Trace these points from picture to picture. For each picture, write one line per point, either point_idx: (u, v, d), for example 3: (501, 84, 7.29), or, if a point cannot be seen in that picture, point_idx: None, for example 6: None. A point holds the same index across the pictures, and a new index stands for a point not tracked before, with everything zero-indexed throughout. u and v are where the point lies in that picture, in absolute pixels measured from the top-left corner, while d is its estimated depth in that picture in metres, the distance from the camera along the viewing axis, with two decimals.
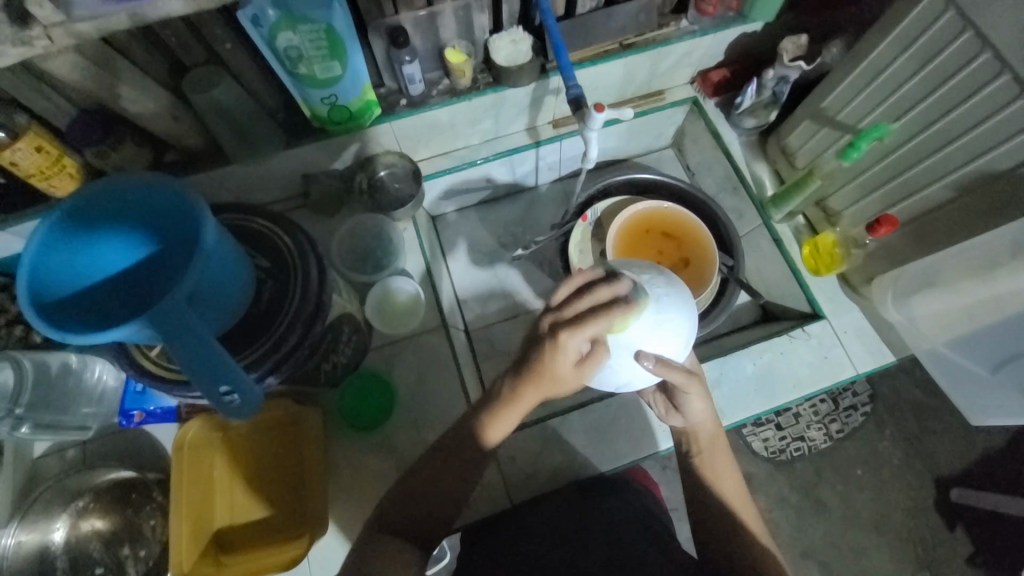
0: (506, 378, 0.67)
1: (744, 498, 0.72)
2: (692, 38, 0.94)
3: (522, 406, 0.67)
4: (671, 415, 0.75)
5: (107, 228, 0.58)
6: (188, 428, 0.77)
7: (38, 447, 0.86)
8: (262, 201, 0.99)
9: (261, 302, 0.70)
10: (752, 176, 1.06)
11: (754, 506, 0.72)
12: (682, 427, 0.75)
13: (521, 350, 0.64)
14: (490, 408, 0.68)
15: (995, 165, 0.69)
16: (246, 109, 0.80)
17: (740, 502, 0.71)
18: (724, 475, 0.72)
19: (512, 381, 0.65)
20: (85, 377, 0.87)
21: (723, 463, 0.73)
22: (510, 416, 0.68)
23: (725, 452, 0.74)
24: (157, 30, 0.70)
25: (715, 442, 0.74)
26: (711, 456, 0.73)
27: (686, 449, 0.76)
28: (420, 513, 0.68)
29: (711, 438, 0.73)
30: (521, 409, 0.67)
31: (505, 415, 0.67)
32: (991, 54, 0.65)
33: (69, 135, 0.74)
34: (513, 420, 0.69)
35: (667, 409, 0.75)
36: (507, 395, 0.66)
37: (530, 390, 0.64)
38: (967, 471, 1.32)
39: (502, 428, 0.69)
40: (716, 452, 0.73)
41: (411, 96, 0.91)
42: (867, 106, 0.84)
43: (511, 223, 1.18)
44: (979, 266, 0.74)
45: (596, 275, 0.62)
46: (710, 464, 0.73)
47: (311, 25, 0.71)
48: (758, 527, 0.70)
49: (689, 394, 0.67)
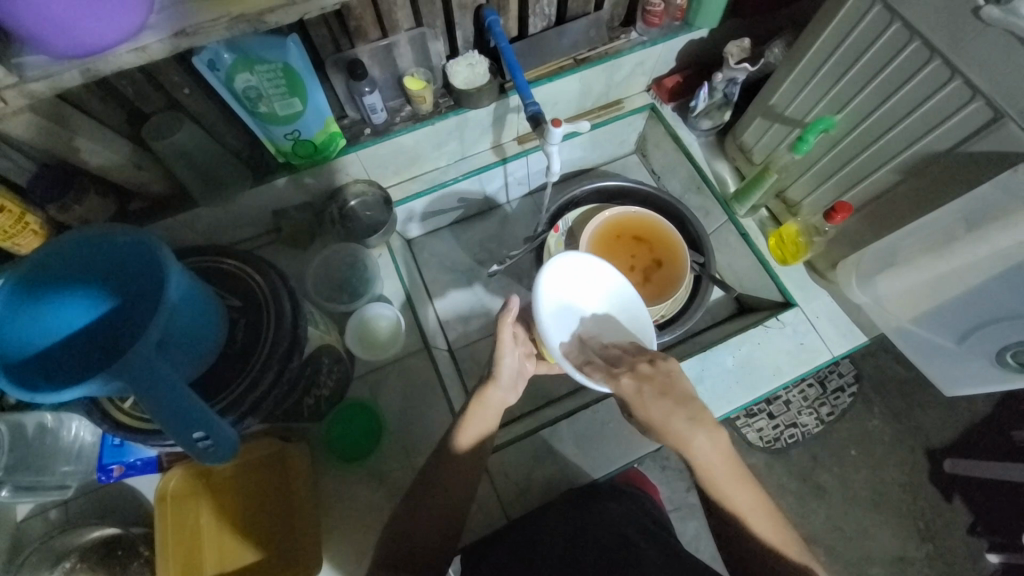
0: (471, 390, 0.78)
1: (760, 505, 0.67)
2: (642, 48, 0.98)
3: (487, 403, 0.76)
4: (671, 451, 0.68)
5: (70, 283, 0.57)
6: (168, 479, 0.77)
7: (21, 509, 0.83)
8: (236, 239, 0.99)
9: (236, 342, 0.69)
10: (714, 174, 1.10)
11: (770, 509, 0.67)
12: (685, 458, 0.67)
13: None
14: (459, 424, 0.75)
15: (935, 147, 0.73)
16: (210, 151, 0.81)
17: (752, 520, 0.65)
18: (733, 491, 0.66)
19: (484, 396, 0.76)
20: (61, 436, 0.84)
21: (734, 485, 0.66)
22: (482, 417, 0.76)
23: (736, 473, 0.66)
24: (113, 82, 0.71)
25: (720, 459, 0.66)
26: (718, 488, 0.66)
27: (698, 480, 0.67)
28: (426, 538, 0.69)
29: (715, 469, 0.66)
30: (491, 411, 0.76)
31: (477, 413, 0.76)
32: (919, 43, 0.68)
33: (30, 192, 0.73)
34: (492, 419, 0.77)
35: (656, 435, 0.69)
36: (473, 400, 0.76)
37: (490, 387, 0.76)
38: (956, 440, 1.35)
39: (476, 432, 0.75)
40: (724, 481, 0.66)
41: (375, 125, 0.92)
42: (811, 101, 0.88)
43: (487, 239, 1.20)
44: (933, 244, 0.76)
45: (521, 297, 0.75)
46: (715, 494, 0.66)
47: (267, 65, 0.72)
48: (776, 534, 0.65)
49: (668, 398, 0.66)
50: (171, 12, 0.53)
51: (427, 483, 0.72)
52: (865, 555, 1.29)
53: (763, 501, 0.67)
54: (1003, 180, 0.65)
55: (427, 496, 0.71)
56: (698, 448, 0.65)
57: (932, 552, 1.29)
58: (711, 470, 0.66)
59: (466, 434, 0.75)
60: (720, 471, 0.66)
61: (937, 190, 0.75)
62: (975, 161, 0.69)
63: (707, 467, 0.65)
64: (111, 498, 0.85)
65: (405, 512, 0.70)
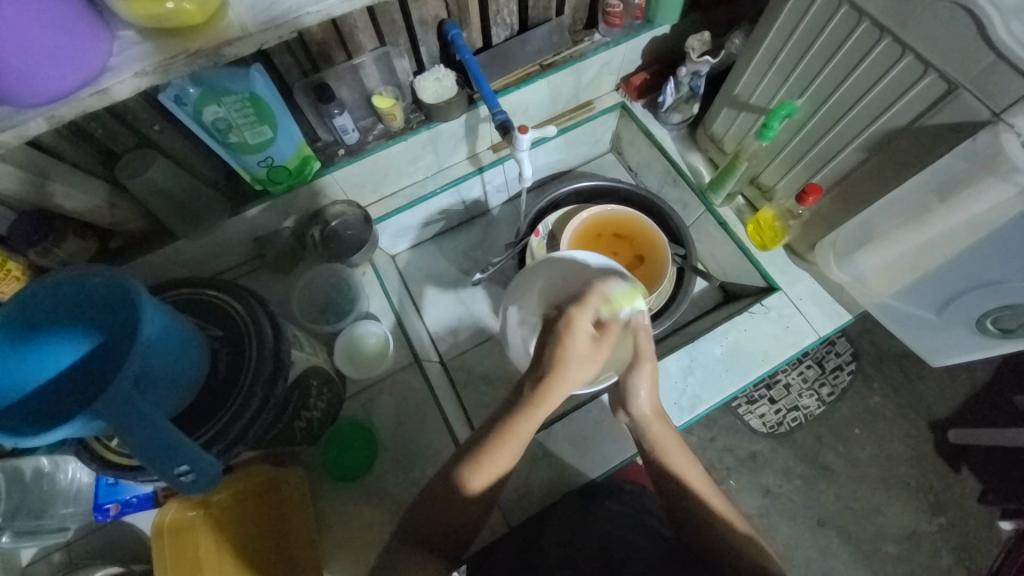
0: (531, 380, 0.69)
1: (702, 479, 0.74)
2: (606, 49, 0.99)
3: (550, 404, 0.69)
4: (619, 409, 0.80)
5: (54, 325, 0.58)
6: (166, 512, 0.73)
7: (26, 554, 0.83)
8: (221, 268, 1.00)
9: (219, 373, 0.70)
10: (689, 166, 1.11)
11: (714, 489, 0.74)
12: (631, 424, 0.79)
13: (545, 332, 0.69)
14: (473, 462, 0.68)
15: (894, 123, 0.74)
16: (186, 185, 0.82)
17: (707, 494, 0.73)
18: (680, 469, 0.74)
19: (520, 409, 0.69)
20: (58, 479, 0.84)
21: (673, 448, 0.76)
22: (501, 460, 0.69)
23: (683, 452, 0.76)
24: (82, 124, 0.72)
25: (663, 436, 0.76)
26: (662, 449, 0.76)
27: (644, 447, 0.77)
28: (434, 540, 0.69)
29: (654, 424, 0.77)
30: (547, 408, 0.69)
31: (539, 411, 0.68)
32: (868, 23, 0.70)
33: (8, 239, 0.74)
34: (542, 419, 0.69)
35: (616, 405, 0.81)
36: (535, 397, 0.68)
37: (532, 414, 0.68)
38: (957, 411, 1.35)
39: (487, 476, 0.69)
40: (666, 440, 0.76)
41: (348, 145, 0.93)
42: (774, 87, 0.89)
43: (471, 248, 1.21)
44: (909, 216, 0.75)
45: (578, 318, 0.65)
46: (660, 455, 0.76)
47: (234, 95, 0.73)
48: (719, 502, 0.72)
49: (639, 375, 0.73)
50: (131, 52, 0.54)
51: (428, 505, 0.69)
52: (878, 532, 1.29)
53: (704, 476, 0.75)
54: (963, 150, 0.66)
55: (432, 506, 0.69)
56: (639, 402, 0.75)
57: (944, 524, 1.29)
58: (650, 425, 0.76)
59: (476, 475, 0.68)
60: (660, 436, 0.76)
61: (902, 164, 0.76)
62: (935, 133, 0.70)
63: (647, 422, 0.76)
64: (113, 535, 0.85)
65: (407, 530, 0.69)
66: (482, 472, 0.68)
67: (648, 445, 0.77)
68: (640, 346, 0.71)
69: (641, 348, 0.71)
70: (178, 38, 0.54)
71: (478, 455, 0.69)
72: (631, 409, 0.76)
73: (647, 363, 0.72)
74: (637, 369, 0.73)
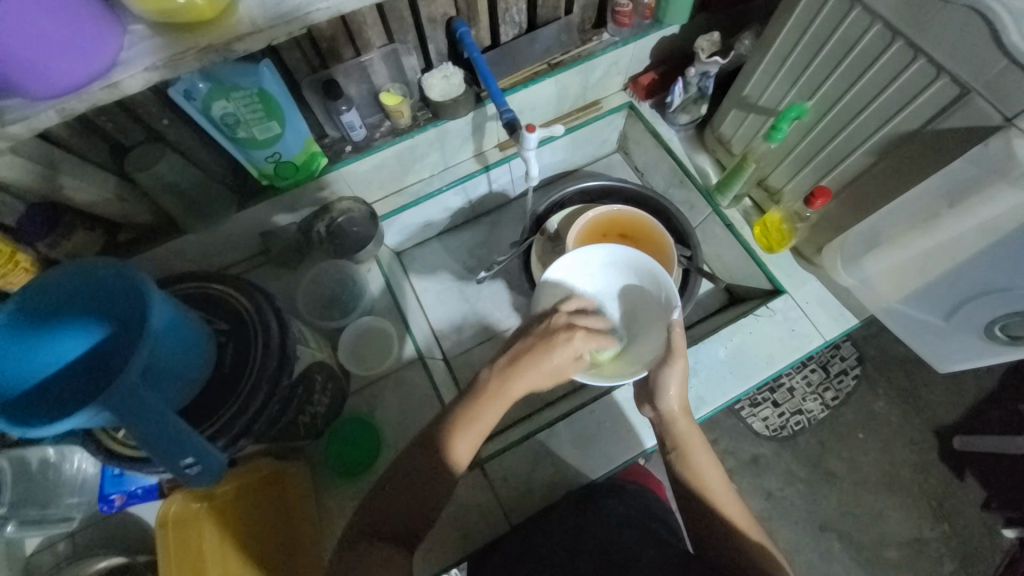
0: (497, 370, 0.74)
1: (721, 483, 0.74)
2: (614, 49, 0.99)
3: (507, 401, 0.73)
4: (644, 405, 0.80)
5: (63, 316, 0.58)
6: (170, 503, 0.74)
7: (30, 543, 0.84)
8: (226, 262, 1.00)
9: (224, 367, 0.70)
10: (696, 167, 1.10)
11: (732, 495, 0.73)
12: (657, 421, 0.79)
13: (535, 335, 0.77)
14: (458, 426, 0.70)
15: (904, 127, 0.74)
16: (193, 179, 0.83)
17: (724, 501, 0.72)
18: (702, 470, 0.74)
19: (480, 397, 0.72)
20: (64, 469, 0.85)
21: (696, 447, 0.76)
22: (470, 434, 0.70)
23: (708, 455, 0.75)
24: (92, 117, 0.73)
25: (691, 435, 0.76)
26: (685, 448, 0.76)
27: (665, 444, 0.78)
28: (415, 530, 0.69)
29: (680, 422, 0.77)
30: (496, 408, 0.72)
31: (498, 401, 0.72)
32: (880, 26, 0.69)
33: (19, 231, 0.75)
34: (498, 415, 0.72)
35: (642, 401, 0.81)
36: (495, 388, 0.72)
37: (490, 407, 0.71)
38: (963, 418, 1.34)
39: (468, 450, 0.71)
40: (691, 439, 0.76)
41: (355, 141, 0.93)
42: (783, 89, 0.89)
43: (476, 246, 1.21)
44: (918, 220, 0.75)
45: (577, 344, 0.75)
46: (681, 454, 0.76)
47: (243, 91, 0.73)
48: (735, 508, 0.72)
49: (671, 367, 0.75)
50: (142, 47, 0.54)
51: (392, 484, 0.68)
52: (880, 538, 1.28)
53: (725, 479, 0.75)
54: (975, 154, 0.65)
55: (392, 487, 0.68)
56: (667, 397, 0.76)
57: (948, 531, 1.28)
58: (675, 423, 0.77)
59: (460, 445, 0.70)
60: (686, 435, 0.76)
61: (911, 168, 0.75)
62: (946, 137, 0.69)
63: (674, 418, 0.77)
64: (117, 526, 0.86)
65: (369, 513, 0.68)
66: (463, 441, 0.70)
67: (670, 442, 0.77)
68: (674, 341, 0.75)
69: (672, 342, 0.75)
70: (189, 33, 0.55)
71: (457, 420, 0.71)
72: (658, 403, 0.77)
73: (679, 358, 0.75)
74: (670, 363, 0.75)
